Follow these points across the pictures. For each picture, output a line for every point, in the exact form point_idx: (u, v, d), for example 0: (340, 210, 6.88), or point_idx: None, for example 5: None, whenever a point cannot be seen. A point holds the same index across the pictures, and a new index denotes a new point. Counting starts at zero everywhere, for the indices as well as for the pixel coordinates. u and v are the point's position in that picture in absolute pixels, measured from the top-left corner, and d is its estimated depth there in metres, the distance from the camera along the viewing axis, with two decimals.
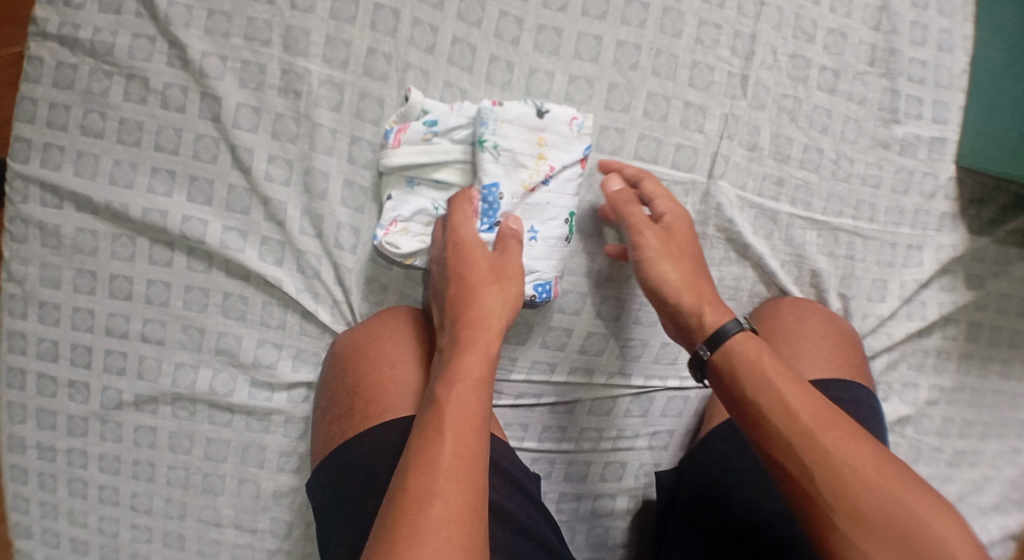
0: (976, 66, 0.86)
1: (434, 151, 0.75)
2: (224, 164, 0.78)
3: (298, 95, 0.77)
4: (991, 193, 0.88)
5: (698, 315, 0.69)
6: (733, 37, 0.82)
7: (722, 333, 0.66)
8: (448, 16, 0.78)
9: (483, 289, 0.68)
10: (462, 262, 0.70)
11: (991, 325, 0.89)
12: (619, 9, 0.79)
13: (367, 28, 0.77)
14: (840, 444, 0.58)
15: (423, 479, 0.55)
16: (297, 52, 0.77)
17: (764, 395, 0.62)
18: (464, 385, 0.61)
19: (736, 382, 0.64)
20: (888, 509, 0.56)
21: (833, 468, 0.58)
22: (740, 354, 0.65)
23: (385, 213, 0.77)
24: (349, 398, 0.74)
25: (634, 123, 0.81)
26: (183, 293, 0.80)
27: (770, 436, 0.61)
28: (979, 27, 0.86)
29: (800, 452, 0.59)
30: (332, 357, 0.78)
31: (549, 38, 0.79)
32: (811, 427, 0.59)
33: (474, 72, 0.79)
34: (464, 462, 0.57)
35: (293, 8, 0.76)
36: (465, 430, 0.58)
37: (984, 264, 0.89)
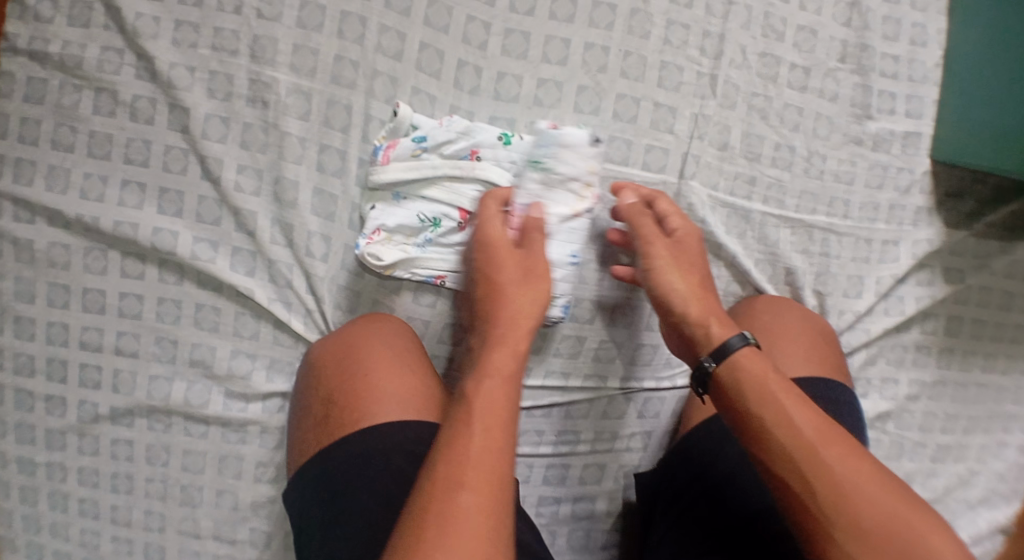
0: (950, 59, 0.85)
1: (424, 165, 0.75)
2: (194, 175, 0.78)
3: (266, 104, 0.77)
4: (968, 187, 0.88)
5: (704, 326, 0.69)
6: (703, 37, 0.81)
7: (727, 347, 0.66)
8: (415, 22, 0.78)
9: (522, 287, 0.69)
10: (492, 266, 0.70)
11: (971, 319, 0.89)
12: (586, 12, 0.79)
13: (334, 36, 0.77)
14: (840, 459, 0.59)
15: (448, 475, 0.55)
16: (265, 61, 0.77)
17: (769, 409, 0.62)
18: (493, 383, 0.62)
19: (740, 392, 0.64)
20: (889, 526, 0.56)
21: (835, 482, 0.58)
22: (746, 364, 0.65)
23: (369, 223, 0.77)
24: (325, 407, 0.73)
25: (604, 124, 0.80)
26: (156, 305, 0.80)
27: (771, 450, 0.61)
28: (952, 19, 0.86)
29: (802, 466, 0.59)
30: (307, 365, 0.78)
31: (517, 42, 0.79)
32: (813, 440, 0.60)
33: (442, 77, 0.79)
34: (493, 458, 0.57)
35: (260, 18, 0.76)
36: (493, 427, 0.58)
37: (962, 257, 0.88)
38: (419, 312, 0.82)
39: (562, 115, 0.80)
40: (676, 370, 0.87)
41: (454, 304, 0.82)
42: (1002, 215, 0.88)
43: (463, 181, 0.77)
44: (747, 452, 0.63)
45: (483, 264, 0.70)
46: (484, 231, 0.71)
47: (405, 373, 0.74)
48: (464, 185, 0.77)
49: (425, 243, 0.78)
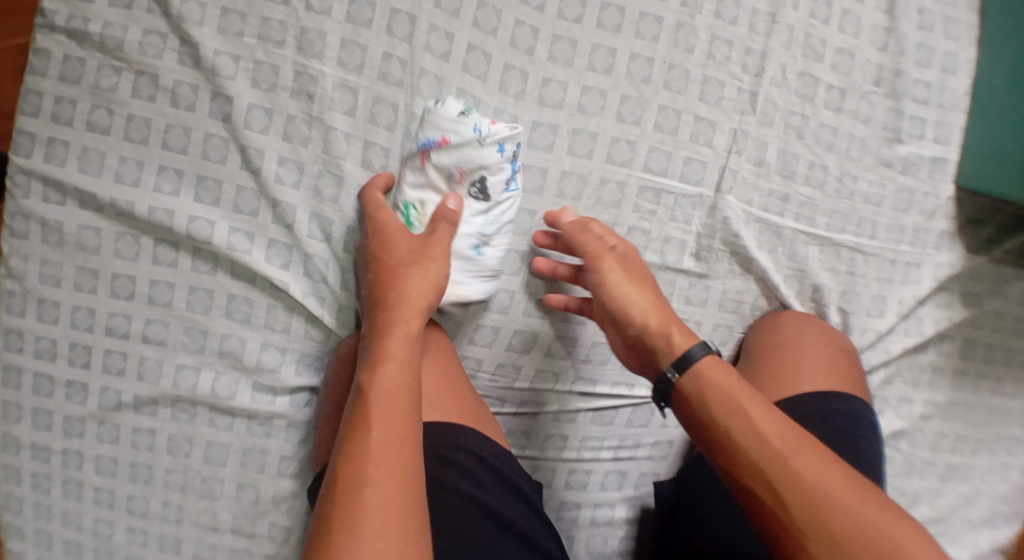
0: (977, 92, 0.89)
1: (462, 170, 0.75)
2: (234, 165, 0.77)
3: (311, 98, 0.77)
4: (989, 214, 0.92)
5: (665, 337, 0.68)
6: (745, 53, 0.82)
7: (689, 357, 0.65)
8: (464, 23, 0.77)
9: (428, 264, 0.71)
10: (386, 249, 0.72)
11: (985, 343, 0.93)
12: (634, 22, 0.79)
13: (383, 33, 0.77)
14: (807, 466, 0.59)
15: (354, 469, 0.57)
16: (311, 54, 0.76)
17: (735, 419, 0.62)
18: (393, 367, 0.63)
19: (703, 404, 0.64)
20: (865, 535, 0.56)
21: (802, 492, 0.58)
22: (706, 376, 0.65)
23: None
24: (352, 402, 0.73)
25: (644, 136, 0.81)
26: (186, 294, 0.79)
27: (739, 461, 0.61)
28: (981, 49, 0.89)
29: (770, 477, 0.59)
30: (336, 361, 0.77)
31: (564, 49, 0.79)
32: (780, 449, 0.60)
33: (488, 80, 0.79)
34: (401, 435, 0.59)
35: (310, 10, 0.76)
36: (397, 418, 0.60)
37: (980, 282, 0.93)
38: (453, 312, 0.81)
39: (604, 124, 0.80)
40: None
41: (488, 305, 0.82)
42: (1018, 244, 0.92)
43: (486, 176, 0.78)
44: (717, 465, 0.63)
45: (375, 251, 0.72)
46: (378, 222, 0.74)
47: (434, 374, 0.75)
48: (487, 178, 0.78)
49: (478, 252, 0.76)
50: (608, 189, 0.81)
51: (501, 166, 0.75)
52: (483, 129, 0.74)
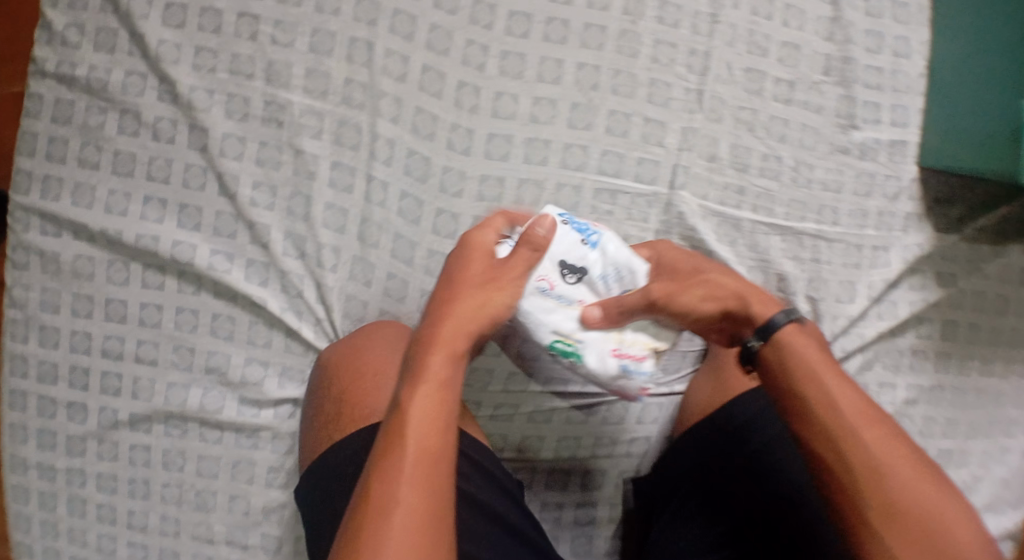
0: (933, 70, 0.91)
1: (546, 270, 0.69)
2: (212, 192, 0.83)
3: (280, 124, 0.82)
4: (957, 195, 0.95)
5: (741, 309, 0.68)
6: (689, 54, 0.85)
7: (773, 325, 0.65)
8: (418, 46, 0.83)
9: (490, 283, 0.61)
10: (456, 263, 0.62)
11: (966, 323, 0.95)
12: (578, 34, 0.84)
13: (344, 60, 0.82)
14: (876, 440, 0.60)
15: (377, 512, 0.52)
16: (279, 84, 0.82)
17: (813, 388, 0.63)
18: (429, 398, 0.56)
19: (786, 369, 0.64)
20: (921, 514, 0.58)
21: (868, 461, 0.60)
22: (793, 345, 0.65)
23: (601, 366, 0.68)
24: (338, 403, 0.75)
25: (596, 140, 0.84)
26: (174, 315, 0.84)
27: (810, 426, 0.62)
28: (934, 31, 0.91)
29: (838, 444, 0.61)
30: (318, 365, 0.80)
31: (513, 63, 0.83)
32: (850, 419, 0.61)
33: (443, 97, 0.83)
34: (429, 478, 0.53)
35: (275, 44, 0.82)
36: (429, 459, 0.54)
37: (954, 263, 0.95)
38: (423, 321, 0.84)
39: (556, 132, 0.84)
40: (674, 378, 0.89)
41: None
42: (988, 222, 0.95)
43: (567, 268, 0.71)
44: (787, 427, 0.65)
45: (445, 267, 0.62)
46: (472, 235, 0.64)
47: None
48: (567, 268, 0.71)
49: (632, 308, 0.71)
50: (566, 193, 0.84)
51: (563, 231, 0.70)
52: (516, 232, 0.70)
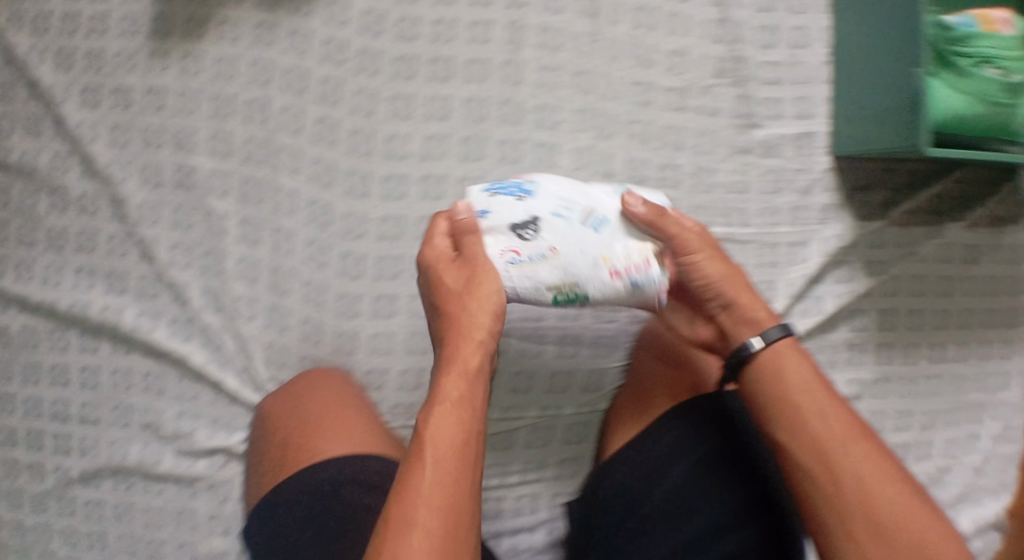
0: (835, 56, 0.90)
1: (506, 241, 0.71)
2: (134, 258, 0.88)
3: (189, 187, 0.87)
4: (876, 179, 0.93)
5: (732, 299, 0.74)
6: (574, 76, 0.87)
7: (771, 336, 0.72)
8: (310, 99, 0.86)
9: (483, 283, 0.69)
10: (433, 284, 0.71)
11: (906, 310, 0.95)
12: (462, 69, 0.86)
13: (242, 120, 0.86)
14: (859, 451, 0.67)
15: (401, 511, 0.60)
16: (186, 148, 0.87)
17: (804, 400, 0.70)
18: (445, 407, 0.65)
19: (779, 381, 0.71)
20: (901, 517, 0.65)
21: (850, 471, 0.66)
22: (785, 356, 0.72)
23: (605, 292, 0.70)
24: (281, 450, 0.79)
25: (489, 169, 0.86)
26: (111, 375, 0.89)
27: (802, 435, 0.69)
28: (833, 15, 0.90)
29: (825, 454, 0.67)
30: (260, 415, 0.84)
31: (402, 106, 0.86)
32: (839, 431, 0.68)
33: (337, 144, 0.87)
34: (447, 475, 0.62)
35: (178, 113, 0.87)
36: (447, 462, 0.62)
37: (884, 250, 0.93)
38: (341, 361, 0.87)
39: (449, 166, 0.87)
40: (595, 396, 0.92)
41: (373, 348, 0.87)
42: (916, 203, 0.94)
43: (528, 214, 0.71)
44: (775, 437, 0.71)
45: (428, 285, 0.72)
46: (424, 253, 0.73)
47: (354, 416, 0.80)
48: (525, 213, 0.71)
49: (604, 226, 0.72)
50: None
51: (495, 203, 0.71)
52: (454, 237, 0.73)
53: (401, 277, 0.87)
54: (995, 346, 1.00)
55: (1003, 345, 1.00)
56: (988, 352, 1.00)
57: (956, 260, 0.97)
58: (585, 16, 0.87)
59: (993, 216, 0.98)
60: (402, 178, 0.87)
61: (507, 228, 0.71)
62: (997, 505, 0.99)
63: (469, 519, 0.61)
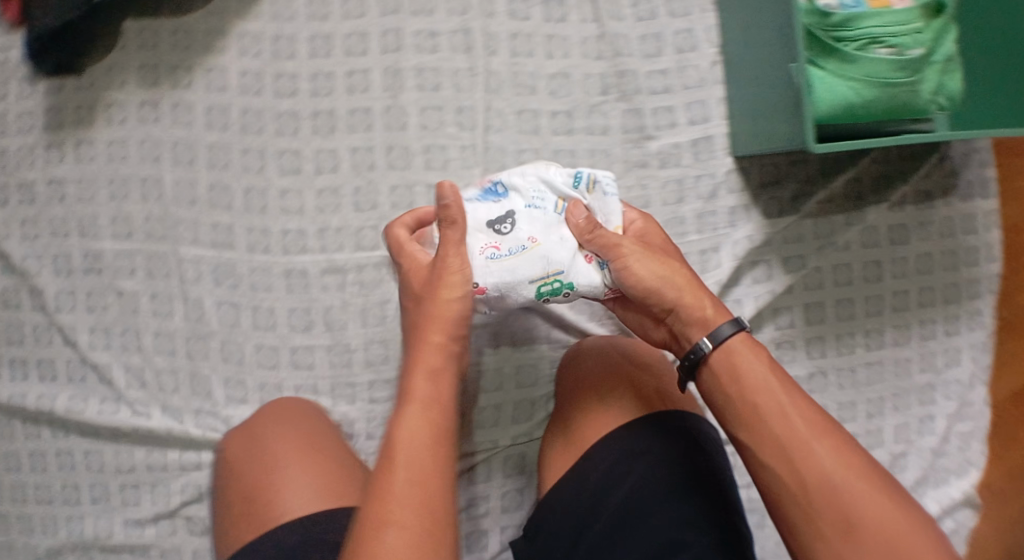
0: (725, 53, 0.89)
1: (484, 239, 0.70)
2: (57, 345, 0.88)
3: (100, 271, 0.88)
4: (785, 172, 0.92)
5: (674, 301, 0.68)
6: (457, 112, 0.86)
7: (717, 332, 0.66)
8: (201, 168, 0.87)
9: (441, 291, 0.67)
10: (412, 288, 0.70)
11: (834, 301, 0.93)
12: (345, 119, 0.86)
13: (140, 200, 0.88)
14: (827, 450, 0.60)
15: (371, 521, 0.57)
16: (91, 236, 0.88)
17: (762, 399, 0.63)
18: (417, 409, 0.62)
19: (738, 383, 0.64)
20: (879, 518, 0.57)
21: (820, 475, 0.59)
22: (741, 356, 0.65)
23: (591, 279, 0.70)
24: (242, 503, 0.74)
25: (385, 216, 0.86)
26: (36, 462, 0.87)
27: (762, 438, 0.63)
28: (719, 13, 0.89)
29: (792, 457, 0.61)
30: (217, 469, 0.79)
31: (290, 160, 0.86)
32: (802, 430, 0.61)
33: (234, 206, 0.86)
34: (423, 479, 0.59)
35: (81, 201, 0.89)
36: (422, 465, 0.59)
37: (802, 242, 0.92)
38: None
39: (345, 218, 0.86)
40: (528, 424, 0.89)
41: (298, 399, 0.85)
42: (830, 190, 0.93)
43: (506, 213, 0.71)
44: (738, 440, 0.65)
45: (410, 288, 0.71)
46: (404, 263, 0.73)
47: (322, 454, 0.76)
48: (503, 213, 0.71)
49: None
50: (368, 272, 0.85)
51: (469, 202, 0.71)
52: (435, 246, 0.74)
53: (313, 329, 0.85)
54: (939, 323, 0.96)
55: (947, 321, 0.96)
56: (932, 331, 0.96)
57: (882, 243, 0.94)
58: (460, 51, 0.87)
59: (917, 192, 0.96)
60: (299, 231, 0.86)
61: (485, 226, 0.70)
62: (964, 483, 0.94)
63: (449, 525, 0.58)
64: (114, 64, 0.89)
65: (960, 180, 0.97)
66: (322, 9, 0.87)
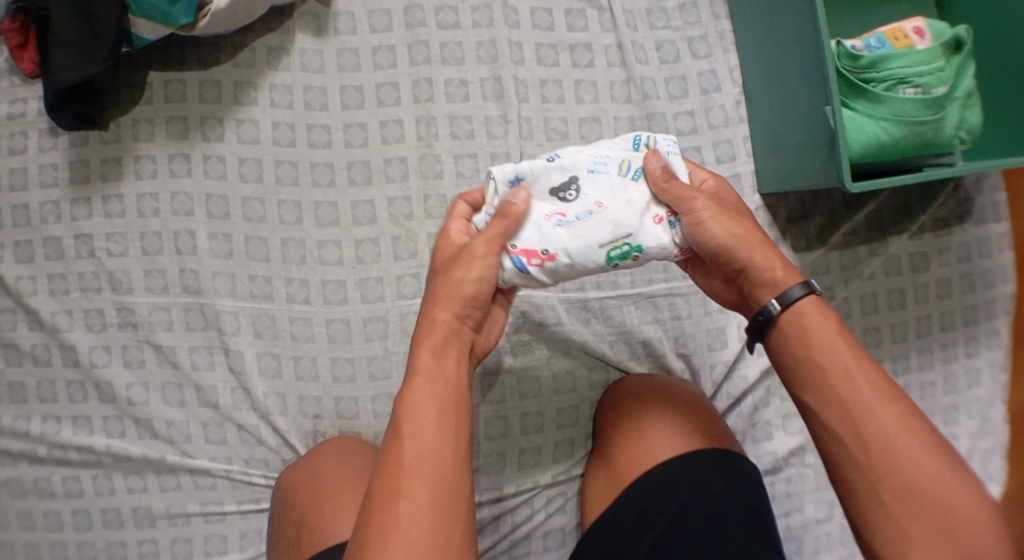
0: (748, 94, 0.91)
1: (548, 208, 0.67)
2: (94, 400, 0.86)
3: (135, 325, 0.86)
4: (811, 207, 0.97)
5: (744, 261, 0.65)
6: (492, 159, 0.88)
7: (788, 295, 0.63)
8: (236, 221, 0.86)
9: (457, 269, 0.64)
10: (434, 270, 0.67)
11: (862, 329, 0.96)
12: (380, 170, 0.87)
13: (174, 254, 0.86)
14: (891, 415, 0.59)
15: (388, 485, 0.56)
16: (123, 290, 0.86)
17: (829, 359, 0.61)
18: (426, 377, 0.60)
19: (804, 344, 0.62)
20: (934, 484, 0.57)
21: (884, 442, 0.58)
22: (811, 318, 0.62)
23: (661, 240, 0.66)
24: (295, 527, 0.75)
25: (425, 264, 0.86)
26: (77, 520, 0.85)
27: (825, 398, 0.60)
28: (742, 55, 0.91)
29: (856, 419, 0.59)
30: (275, 502, 0.80)
31: (327, 211, 0.87)
32: (866, 393, 0.59)
33: (272, 259, 0.86)
34: (436, 448, 0.57)
35: (111, 255, 0.87)
36: (434, 434, 0.57)
37: (829, 274, 0.96)
38: None
39: (384, 267, 0.86)
40: (568, 463, 0.88)
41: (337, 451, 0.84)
42: (855, 223, 0.97)
43: (566, 174, 0.67)
44: (798, 396, 0.63)
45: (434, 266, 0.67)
46: (438, 241, 0.69)
47: (341, 465, 0.78)
48: (562, 176, 0.67)
49: (642, 174, 0.68)
50: (409, 320, 0.86)
51: (528, 166, 0.67)
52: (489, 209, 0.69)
53: (357, 380, 0.85)
54: (959, 346, 0.99)
55: (967, 343, 0.99)
56: (953, 354, 0.99)
57: (904, 271, 0.97)
58: (491, 97, 0.89)
59: (935, 220, 0.99)
60: (338, 283, 0.86)
61: (546, 193, 0.67)
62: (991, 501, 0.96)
63: (463, 497, 0.57)
64: (139, 118, 0.88)
65: (976, 207, 1.00)
66: (352, 60, 0.88)
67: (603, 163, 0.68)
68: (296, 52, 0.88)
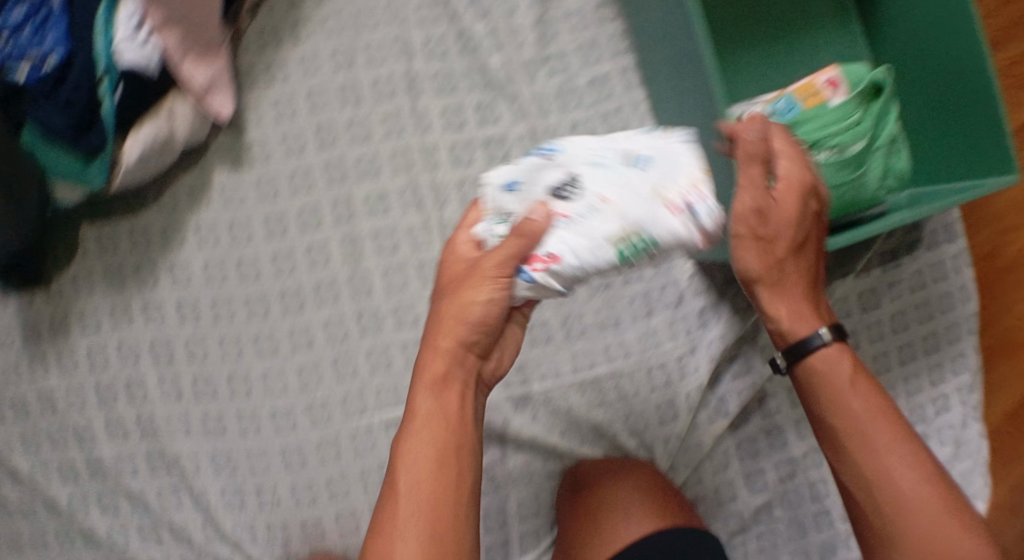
0: None
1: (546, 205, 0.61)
2: (79, 546, 0.90)
3: (105, 474, 0.90)
4: None
5: (752, 290, 0.69)
6: (420, 268, 0.88)
7: (805, 343, 0.67)
8: (182, 364, 0.89)
9: (465, 289, 0.61)
10: (440, 291, 0.65)
11: None
12: (312, 295, 0.89)
13: (129, 403, 0.90)
14: (901, 466, 0.63)
15: (382, 546, 0.57)
16: (88, 441, 0.90)
17: (840, 412, 0.66)
18: (423, 421, 0.60)
19: (821, 393, 0.67)
20: (937, 536, 0.61)
21: (890, 491, 0.63)
22: (827, 367, 0.67)
23: (676, 229, 0.58)
24: None
25: (366, 381, 0.88)
26: None
27: (839, 443, 0.66)
28: (659, 124, 0.89)
29: (865, 467, 0.64)
30: None
31: (266, 343, 0.89)
32: (878, 445, 0.64)
33: (219, 396, 0.89)
34: (432, 503, 0.58)
35: (72, 410, 0.90)
36: (429, 487, 0.58)
37: None
38: None
39: (329, 390, 0.88)
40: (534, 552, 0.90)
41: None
42: None
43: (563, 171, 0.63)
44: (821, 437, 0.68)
45: (441, 287, 0.66)
46: (448, 255, 0.67)
47: None
48: (559, 173, 0.63)
49: (648, 162, 0.62)
50: (359, 438, 0.87)
51: (523, 168, 0.64)
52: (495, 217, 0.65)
53: (318, 501, 0.88)
54: (923, 376, 0.97)
55: (931, 371, 0.97)
56: (917, 385, 0.97)
57: (854, 312, 0.97)
58: (412, 207, 0.89)
59: (882, 255, 0.97)
60: (286, 411, 0.88)
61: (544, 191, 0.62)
62: None
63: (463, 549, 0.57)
64: (77, 275, 0.91)
65: (925, 233, 0.97)
66: (270, 189, 0.89)
67: (605, 155, 0.63)
68: (215, 189, 0.90)
